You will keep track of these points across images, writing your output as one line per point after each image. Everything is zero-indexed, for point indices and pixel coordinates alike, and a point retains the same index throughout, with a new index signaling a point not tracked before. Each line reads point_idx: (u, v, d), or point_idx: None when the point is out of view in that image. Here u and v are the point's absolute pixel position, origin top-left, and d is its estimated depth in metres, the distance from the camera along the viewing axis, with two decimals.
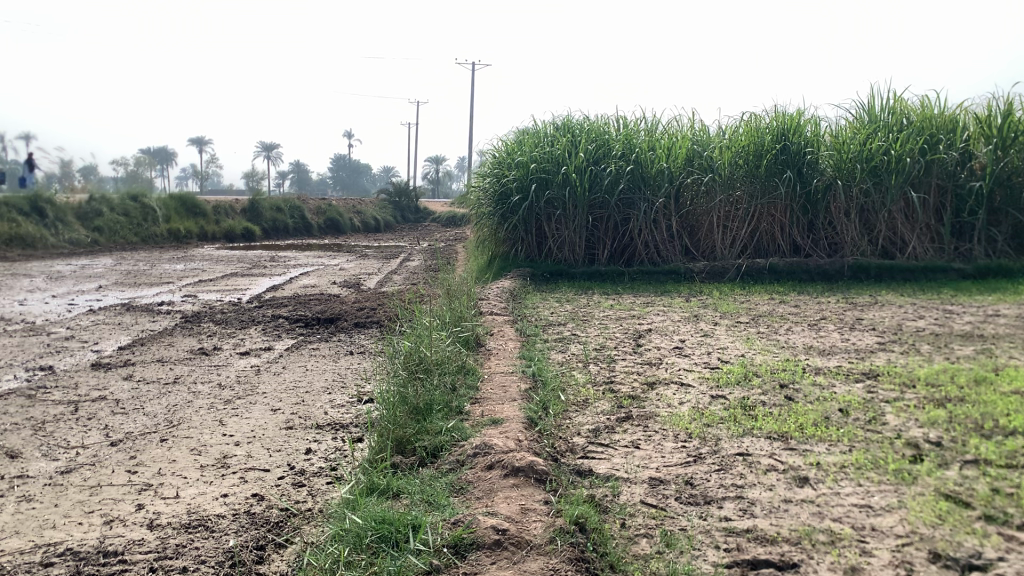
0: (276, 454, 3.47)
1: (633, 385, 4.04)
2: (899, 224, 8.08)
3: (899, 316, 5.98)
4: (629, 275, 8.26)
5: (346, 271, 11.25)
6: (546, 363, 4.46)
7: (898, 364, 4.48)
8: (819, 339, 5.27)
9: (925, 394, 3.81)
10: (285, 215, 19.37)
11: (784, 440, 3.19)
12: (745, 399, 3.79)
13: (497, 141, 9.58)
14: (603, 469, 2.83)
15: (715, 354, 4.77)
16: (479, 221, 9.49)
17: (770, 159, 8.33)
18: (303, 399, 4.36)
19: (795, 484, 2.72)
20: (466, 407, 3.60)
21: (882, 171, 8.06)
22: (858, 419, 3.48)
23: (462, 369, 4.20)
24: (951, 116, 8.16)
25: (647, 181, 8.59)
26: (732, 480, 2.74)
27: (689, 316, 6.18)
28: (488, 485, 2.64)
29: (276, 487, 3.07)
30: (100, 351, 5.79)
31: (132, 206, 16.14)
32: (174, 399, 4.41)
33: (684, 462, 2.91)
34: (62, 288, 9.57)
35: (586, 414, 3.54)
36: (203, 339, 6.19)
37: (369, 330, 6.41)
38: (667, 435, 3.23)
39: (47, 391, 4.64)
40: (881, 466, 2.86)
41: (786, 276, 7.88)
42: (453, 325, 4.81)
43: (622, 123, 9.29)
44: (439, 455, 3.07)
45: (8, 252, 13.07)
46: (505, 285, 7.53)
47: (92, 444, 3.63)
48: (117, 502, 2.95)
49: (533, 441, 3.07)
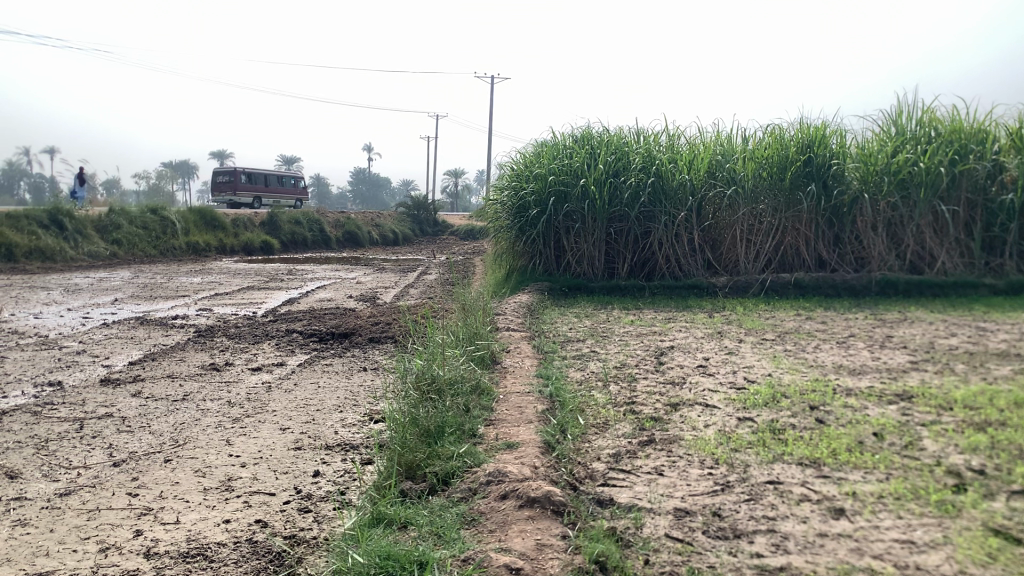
0: (282, 477, 3.33)
1: (656, 406, 3.87)
2: (927, 238, 7.85)
3: (930, 334, 5.77)
4: (650, 290, 8.09)
5: (363, 284, 11.17)
6: (565, 382, 4.30)
7: (933, 385, 4.27)
8: (849, 357, 5.07)
9: (964, 418, 3.61)
10: (304, 229, 19.38)
11: (817, 467, 3.01)
12: (773, 422, 3.60)
13: (515, 153, 9.43)
14: (624, 498, 2.67)
15: (741, 373, 4.60)
16: (497, 235, 9.35)
17: (794, 172, 8.16)
18: (313, 417, 4.22)
19: (831, 516, 2.53)
20: (480, 430, 3.44)
21: (910, 184, 7.86)
22: (894, 443, 3.29)
23: (476, 389, 4.05)
24: (981, 129, 7.93)
25: (668, 194, 8.43)
26: (763, 511, 2.57)
27: (713, 333, 5.99)
28: (501, 517, 2.48)
29: (281, 513, 2.94)
30: (111, 366, 5.69)
31: (150, 218, 16.16)
32: (182, 417, 4.30)
33: (711, 490, 2.74)
34: (79, 301, 9.53)
35: (606, 437, 3.37)
36: (215, 354, 6.09)
37: (383, 346, 6.29)
38: (693, 461, 3.06)
39: (54, 407, 4.54)
40: (922, 497, 2.67)
41: (812, 291, 7.66)
42: (467, 343, 4.65)
43: (642, 135, 9.11)
44: (450, 482, 2.91)
45: (28, 264, 13.11)
46: (522, 299, 7.40)
47: (94, 464, 3.52)
48: (114, 528, 2.82)
49: (549, 467, 2.91)
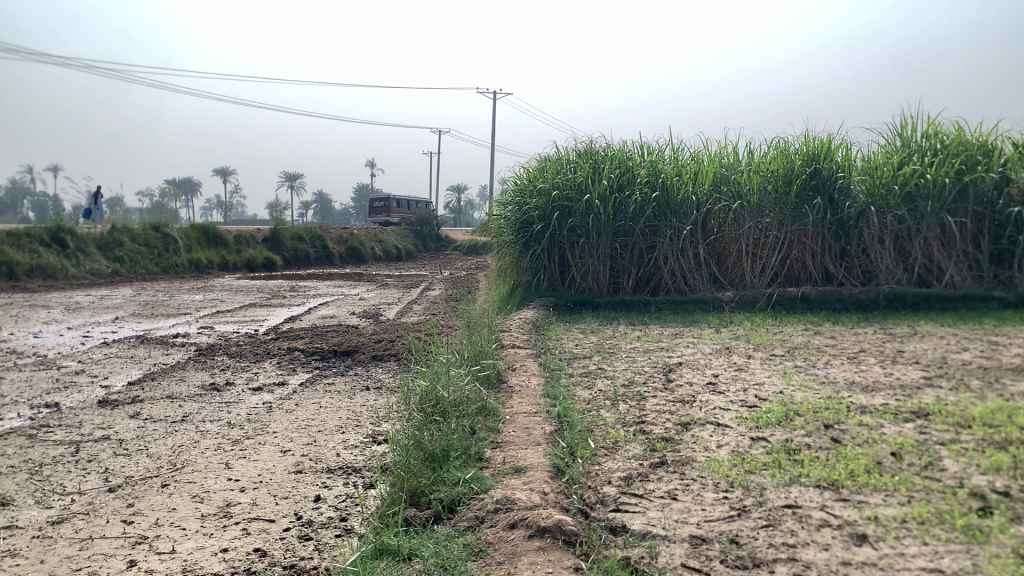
0: (283, 502, 3.23)
1: (667, 426, 3.76)
2: (935, 251, 7.75)
3: (942, 348, 5.67)
4: (656, 305, 8.00)
5: (366, 300, 11.08)
6: (572, 401, 4.19)
7: (949, 401, 4.16)
8: (861, 373, 4.96)
9: (983, 436, 3.50)
10: (306, 245, 19.32)
11: (835, 490, 2.91)
12: (788, 442, 3.50)
13: (518, 168, 9.36)
14: (637, 525, 2.56)
15: (752, 390, 4.49)
16: (501, 251, 9.25)
17: (800, 185, 8.08)
18: (315, 439, 4.12)
19: (853, 543, 2.43)
20: (487, 454, 3.35)
21: (916, 197, 7.79)
22: (914, 464, 3.18)
23: (482, 410, 3.95)
24: (985, 142, 7.83)
25: (672, 209, 8.35)
26: (783, 538, 2.46)
27: (720, 348, 5.89)
28: (511, 549, 2.38)
29: (281, 541, 2.83)
30: (109, 386, 5.60)
31: (152, 236, 16.11)
32: (181, 439, 4.20)
33: (727, 516, 2.64)
34: (79, 319, 9.45)
35: (617, 459, 3.27)
36: (215, 374, 6.00)
37: (386, 364, 6.19)
38: (707, 484, 2.96)
39: (50, 430, 4.44)
40: (947, 522, 2.56)
41: (820, 305, 7.57)
42: (472, 362, 4.56)
43: (646, 149, 9.02)
44: (456, 509, 2.81)
45: (28, 282, 13.04)
46: (527, 315, 7.32)
47: (89, 490, 3.42)
48: (108, 558, 2.72)
49: (559, 493, 2.81)
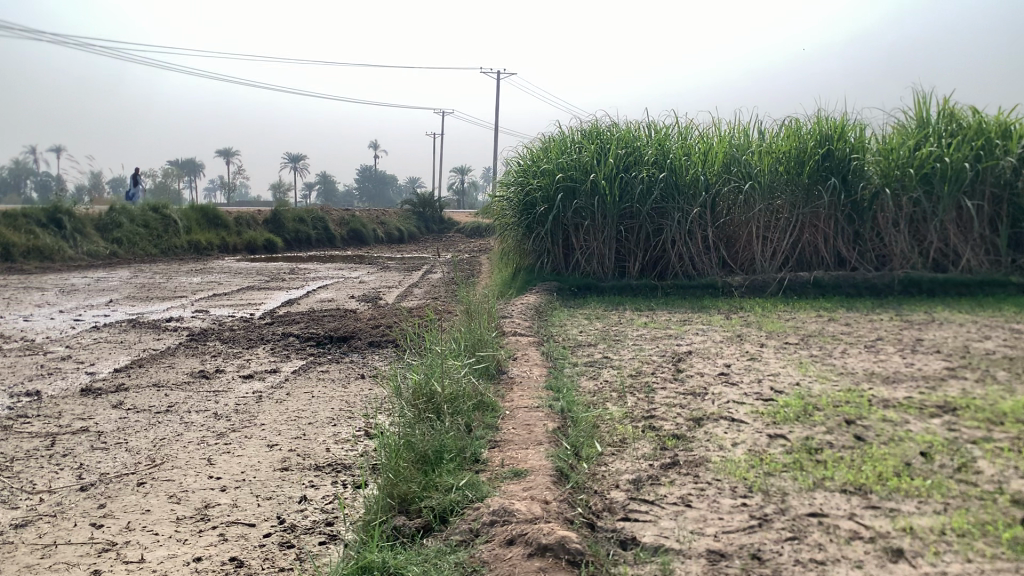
0: (265, 504, 3.00)
1: (678, 422, 3.52)
2: (951, 234, 7.49)
3: (963, 336, 5.41)
4: (663, 290, 7.75)
5: (366, 283, 10.82)
6: (576, 393, 3.97)
7: (977, 395, 3.90)
8: (880, 363, 4.72)
9: (1017, 434, 3.24)
10: (307, 227, 19.06)
11: (863, 496, 2.66)
12: (808, 440, 3.25)
13: (521, 148, 9.08)
14: (648, 538, 2.33)
15: (767, 382, 4.25)
16: (504, 232, 8.98)
17: (812, 166, 7.80)
18: (304, 432, 3.90)
19: (888, 559, 2.18)
20: (484, 456, 3.12)
21: (933, 178, 7.52)
22: (946, 466, 2.93)
23: (479, 405, 3.71)
24: (1004, 124, 7.55)
25: (681, 190, 8.07)
26: (810, 553, 2.22)
27: (732, 336, 5.64)
28: (507, 569, 2.15)
29: (260, 549, 2.61)
30: (95, 373, 5.38)
31: (151, 217, 15.84)
32: (163, 432, 3.97)
33: (747, 526, 2.40)
34: (72, 302, 9.20)
35: (625, 460, 3.04)
36: (206, 360, 5.77)
37: (383, 351, 5.98)
38: (723, 489, 2.72)
39: (26, 420, 4.22)
40: (991, 535, 2.32)
41: (832, 290, 7.31)
42: (470, 353, 4.33)
43: (653, 127, 8.71)
44: (450, 519, 2.58)
45: (25, 264, 12.81)
46: (529, 300, 7.06)
47: (59, 489, 3.19)
48: (70, 568, 2.49)
49: (561, 501, 2.58)
